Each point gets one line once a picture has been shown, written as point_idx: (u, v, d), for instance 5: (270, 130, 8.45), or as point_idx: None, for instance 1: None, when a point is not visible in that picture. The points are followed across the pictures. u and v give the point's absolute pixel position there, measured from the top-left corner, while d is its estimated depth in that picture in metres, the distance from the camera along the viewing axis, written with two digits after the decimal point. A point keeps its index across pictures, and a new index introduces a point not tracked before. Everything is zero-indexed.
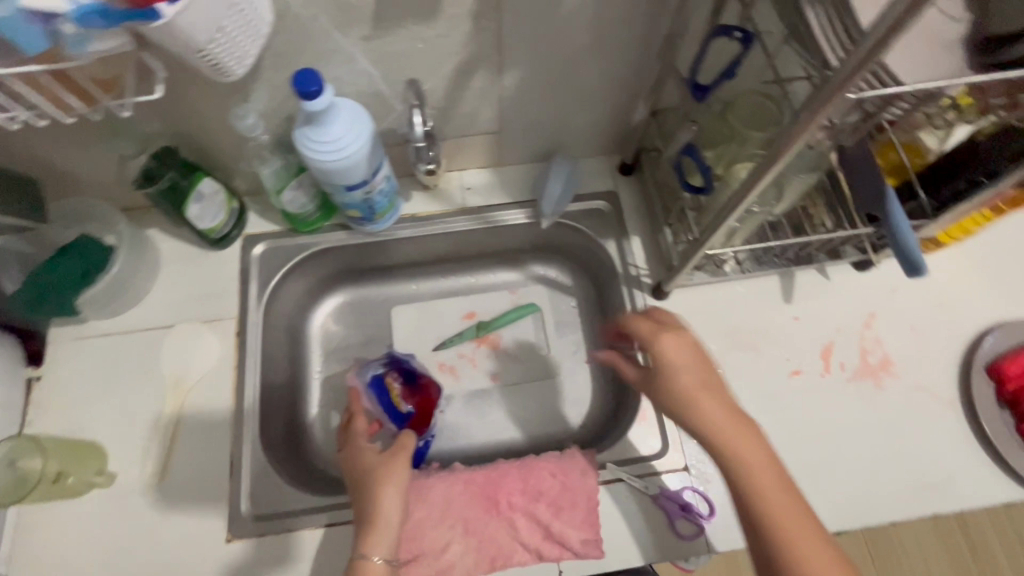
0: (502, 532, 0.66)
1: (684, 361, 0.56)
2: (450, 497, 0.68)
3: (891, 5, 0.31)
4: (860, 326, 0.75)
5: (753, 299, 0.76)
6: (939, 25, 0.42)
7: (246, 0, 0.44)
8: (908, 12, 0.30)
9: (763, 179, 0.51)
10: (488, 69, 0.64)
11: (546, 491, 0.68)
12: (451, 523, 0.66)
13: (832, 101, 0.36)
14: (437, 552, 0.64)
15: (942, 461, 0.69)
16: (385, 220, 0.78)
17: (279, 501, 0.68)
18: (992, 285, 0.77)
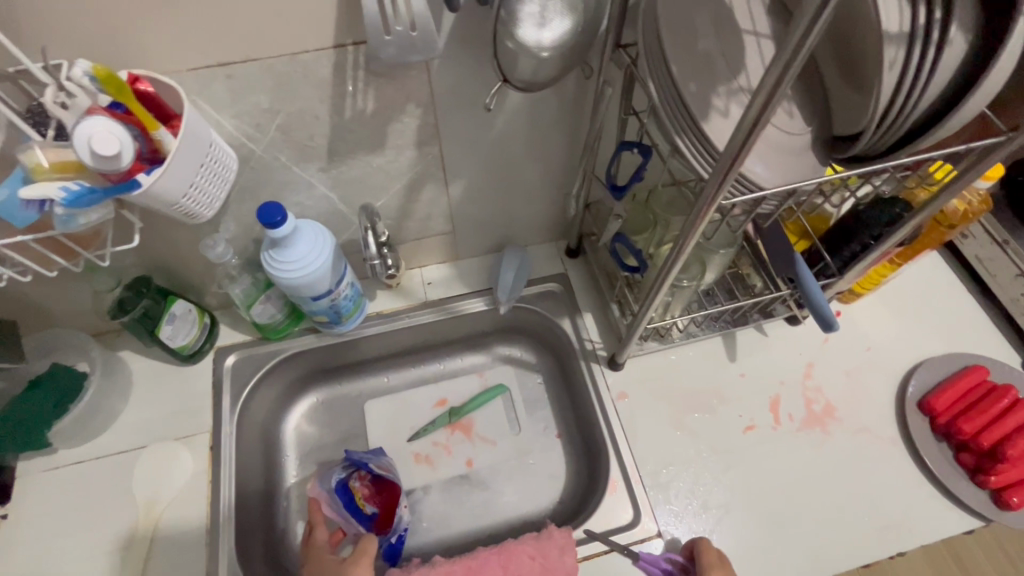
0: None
1: None
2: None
3: (733, 139, 0.39)
4: (801, 377, 0.81)
5: (701, 361, 0.82)
6: (794, 133, 0.51)
7: (212, 156, 0.50)
8: (746, 145, 0.38)
9: (680, 262, 0.58)
10: (435, 183, 0.72)
11: None
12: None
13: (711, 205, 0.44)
14: None
15: (896, 500, 0.73)
16: (352, 321, 0.83)
17: None
18: (911, 326, 0.85)
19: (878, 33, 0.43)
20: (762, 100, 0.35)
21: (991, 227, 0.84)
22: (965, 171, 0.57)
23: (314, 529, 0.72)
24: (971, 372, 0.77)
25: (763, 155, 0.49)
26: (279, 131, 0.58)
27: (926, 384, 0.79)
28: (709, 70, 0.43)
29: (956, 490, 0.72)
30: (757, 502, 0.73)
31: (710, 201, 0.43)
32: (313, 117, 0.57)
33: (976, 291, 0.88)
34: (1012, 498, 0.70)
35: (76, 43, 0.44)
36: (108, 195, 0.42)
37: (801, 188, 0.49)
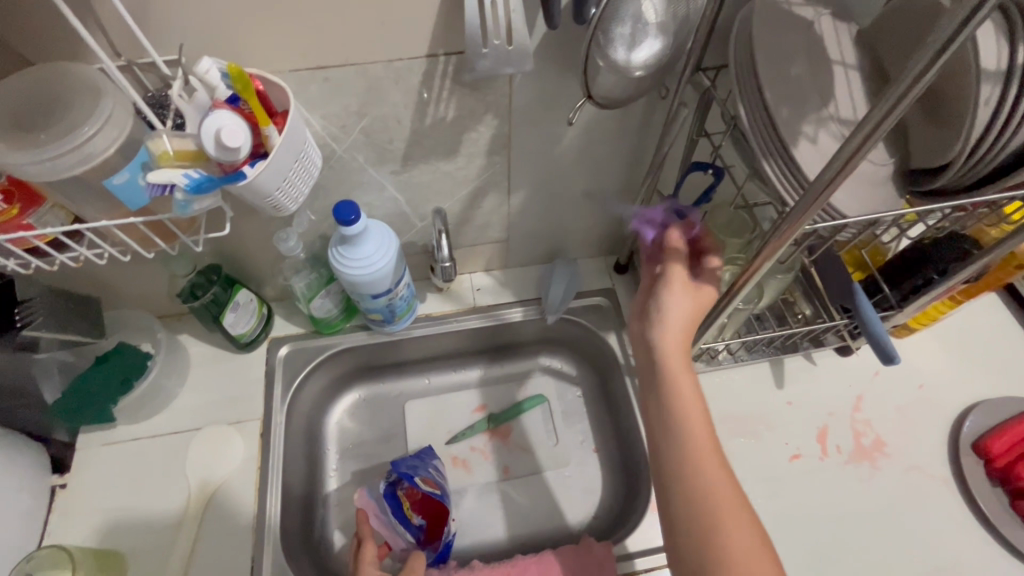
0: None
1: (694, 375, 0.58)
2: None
3: (827, 167, 0.39)
4: (850, 409, 0.80)
5: (747, 385, 0.82)
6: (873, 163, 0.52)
7: (304, 152, 0.52)
8: (843, 173, 0.38)
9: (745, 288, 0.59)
10: (498, 192, 0.74)
11: None
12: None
13: (794, 231, 0.44)
14: None
15: (946, 543, 0.71)
16: (403, 322, 0.85)
17: None
18: (967, 367, 0.83)
19: (973, 70, 0.43)
20: (868, 134, 0.36)
21: None
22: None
23: (363, 543, 0.72)
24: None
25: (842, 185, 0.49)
26: (362, 134, 0.60)
27: (981, 428, 0.77)
28: (798, 100, 0.44)
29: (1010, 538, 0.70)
30: (802, 531, 0.72)
31: (793, 227, 0.44)
32: (395, 122, 0.59)
33: None
34: None
35: (195, 43, 0.47)
36: (218, 185, 0.44)
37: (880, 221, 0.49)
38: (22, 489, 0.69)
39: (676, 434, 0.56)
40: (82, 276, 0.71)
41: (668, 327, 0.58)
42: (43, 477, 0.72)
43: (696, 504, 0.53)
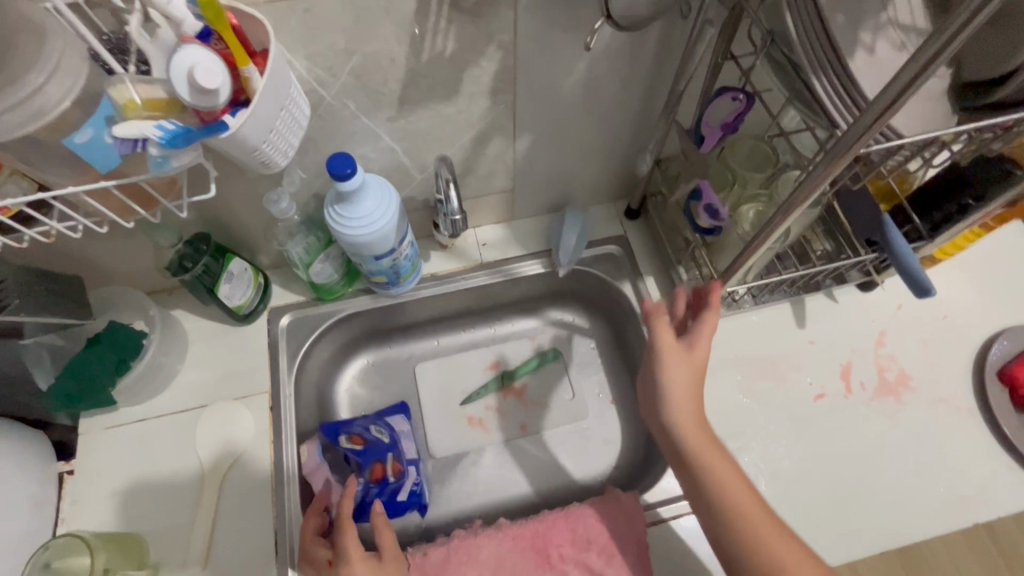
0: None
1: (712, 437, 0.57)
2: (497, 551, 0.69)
3: (895, 77, 0.34)
4: (872, 345, 0.78)
5: (768, 327, 0.80)
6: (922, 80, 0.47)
7: (290, 97, 0.46)
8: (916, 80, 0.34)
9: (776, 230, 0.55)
10: (502, 136, 0.68)
11: (595, 539, 0.68)
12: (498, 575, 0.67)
13: (848, 155, 0.39)
14: None
15: (970, 471, 0.71)
16: (408, 283, 0.80)
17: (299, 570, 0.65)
18: (991, 295, 0.81)
19: None
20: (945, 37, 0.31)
21: None
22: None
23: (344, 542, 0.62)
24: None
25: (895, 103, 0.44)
26: (352, 76, 0.54)
27: (1005, 356, 0.76)
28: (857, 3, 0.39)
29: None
30: (828, 468, 0.71)
31: (847, 153, 0.40)
32: (388, 60, 0.53)
33: None
34: None
35: None
36: (200, 138, 0.39)
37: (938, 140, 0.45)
38: (26, 478, 0.66)
39: (718, 505, 0.56)
40: (60, 253, 0.65)
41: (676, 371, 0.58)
42: (48, 465, 0.69)
43: (754, 556, 0.53)
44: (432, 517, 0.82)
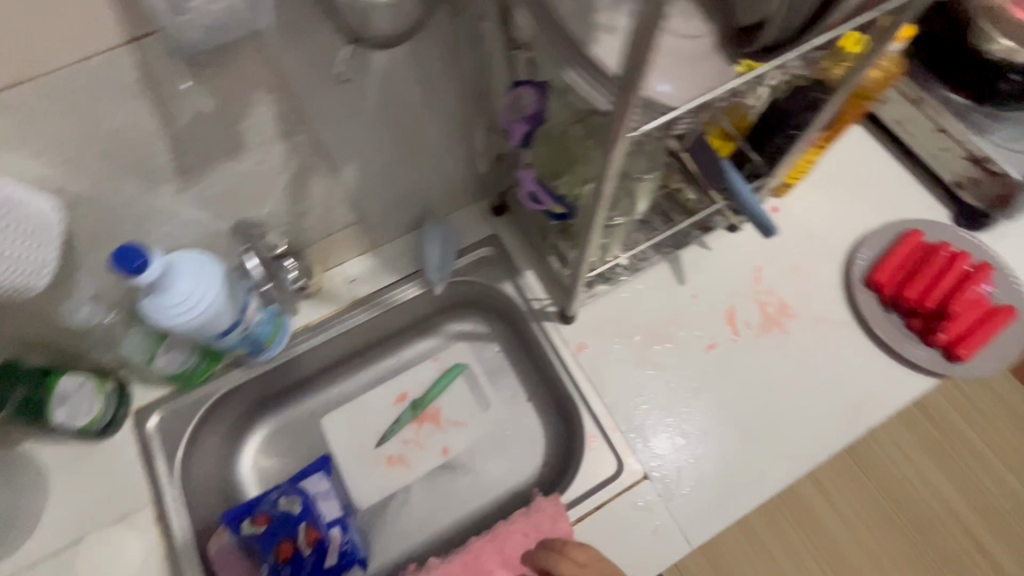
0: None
1: None
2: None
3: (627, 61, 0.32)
4: (750, 283, 0.80)
5: (652, 291, 0.80)
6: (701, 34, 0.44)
7: (15, 211, 0.41)
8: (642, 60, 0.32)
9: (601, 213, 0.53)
10: (321, 173, 0.63)
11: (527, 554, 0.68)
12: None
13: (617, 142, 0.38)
14: None
15: (856, 380, 0.75)
16: (277, 345, 0.75)
17: None
18: (846, 206, 0.84)
19: None
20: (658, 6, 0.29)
21: (903, 85, 0.82)
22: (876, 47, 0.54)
23: None
24: (908, 244, 0.78)
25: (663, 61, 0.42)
26: (104, 158, 0.47)
27: (868, 261, 0.79)
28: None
29: (910, 357, 0.74)
30: (731, 415, 0.73)
31: (619, 135, 0.38)
32: (138, 133, 0.47)
33: (898, 152, 0.88)
34: (961, 350, 0.72)
35: None
36: None
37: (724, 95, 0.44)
38: None
39: None
40: None
41: None
42: None
43: None
44: (374, 568, 0.79)
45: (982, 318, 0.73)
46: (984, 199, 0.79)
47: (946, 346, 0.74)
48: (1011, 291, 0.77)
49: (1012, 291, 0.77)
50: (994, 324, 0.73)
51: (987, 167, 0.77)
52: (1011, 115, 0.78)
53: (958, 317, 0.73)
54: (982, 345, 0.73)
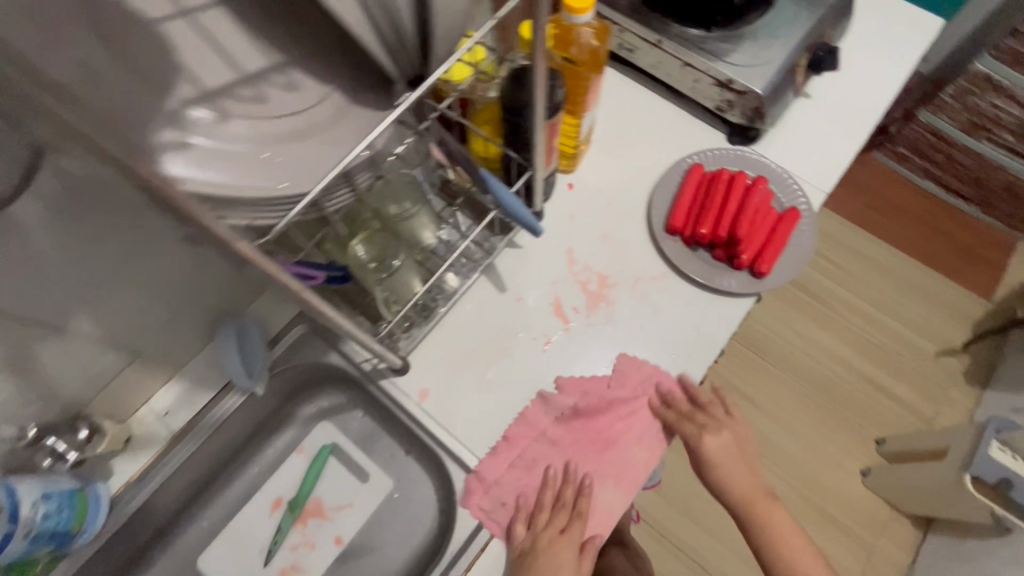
0: (642, 420, 0.74)
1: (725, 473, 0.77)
2: (556, 454, 0.73)
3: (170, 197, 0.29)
4: (567, 268, 0.80)
5: (477, 309, 0.78)
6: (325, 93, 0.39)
7: None
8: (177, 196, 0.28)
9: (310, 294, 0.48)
10: (43, 338, 0.56)
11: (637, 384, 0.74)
12: (606, 433, 0.73)
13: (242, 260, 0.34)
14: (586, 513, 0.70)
15: (690, 325, 0.77)
16: (93, 522, 0.65)
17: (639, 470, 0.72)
18: (632, 162, 0.86)
19: None
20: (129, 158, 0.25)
21: (641, 30, 0.83)
22: (533, 54, 0.51)
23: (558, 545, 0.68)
24: (693, 179, 0.81)
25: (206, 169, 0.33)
26: None
27: (664, 208, 0.81)
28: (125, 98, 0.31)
29: (726, 284, 0.77)
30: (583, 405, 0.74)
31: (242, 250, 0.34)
32: None
33: (666, 91, 0.90)
34: (762, 265, 0.76)
35: None
36: None
37: (374, 155, 0.40)
38: None
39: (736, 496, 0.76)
40: None
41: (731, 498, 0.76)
42: None
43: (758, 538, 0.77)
44: None
45: (771, 226, 0.78)
46: (745, 114, 0.83)
47: (751, 264, 0.77)
48: (788, 193, 0.82)
49: (790, 193, 0.82)
50: (782, 229, 0.78)
51: (734, 87, 0.80)
52: (738, 35, 0.82)
53: (752, 233, 0.77)
54: (779, 252, 0.77)
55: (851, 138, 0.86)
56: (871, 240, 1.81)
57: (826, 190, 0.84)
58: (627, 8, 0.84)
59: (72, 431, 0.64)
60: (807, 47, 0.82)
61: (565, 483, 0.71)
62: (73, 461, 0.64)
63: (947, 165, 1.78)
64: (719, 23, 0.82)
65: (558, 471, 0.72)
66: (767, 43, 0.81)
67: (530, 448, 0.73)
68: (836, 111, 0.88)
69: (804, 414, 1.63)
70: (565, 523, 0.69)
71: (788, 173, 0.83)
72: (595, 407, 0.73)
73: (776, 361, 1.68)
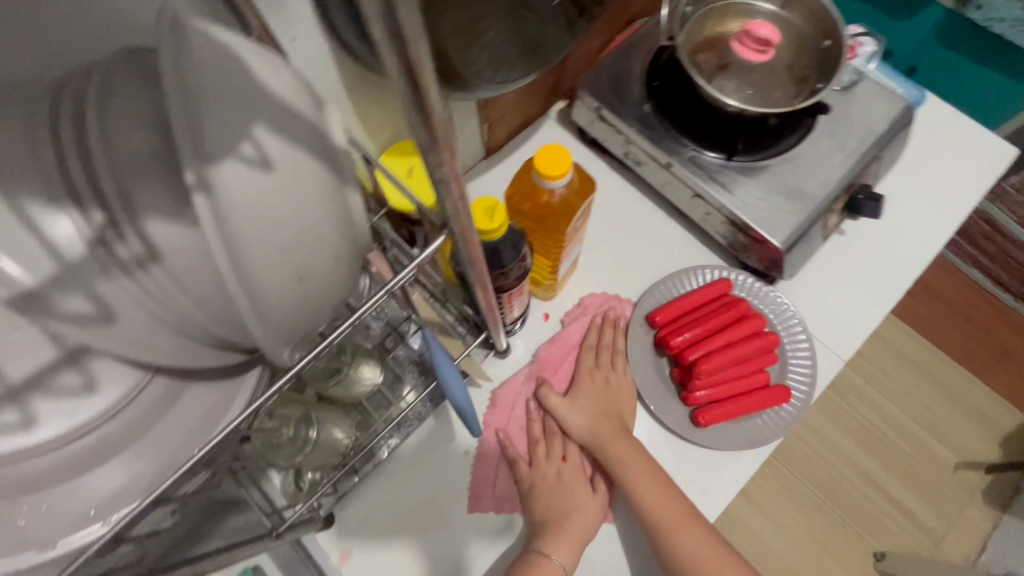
0: (573, 344, 0.73)
1: (627, 440, 0.67)
2: (521, 406, 0.71)
3: None
4: (528, 418, 0.70)
5: (418, 462, 0.68)
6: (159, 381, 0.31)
7: None
8: None
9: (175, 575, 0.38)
10: None
11: (592, 317, 0.74)
12: (554, 371, 0.72)
13: None
14: (547, 457, 0.68)
15: (654, 475, 0.64)
16: None
17: (576, 380, 0.71)
18: (619, 291, 0.75)
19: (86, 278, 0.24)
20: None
21: (649, 147, 0.71)
22: (466, 269, 0.39)
23: (530, 470, 0.67)
24: (713, 287, 0.70)
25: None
26: None
27: (646, 346, 0.72)
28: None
29: (695, 460, 0.68)
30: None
31: None
32: None
33: (672, 209, 0.78)
34: (703, 416, 0.66)
35: None
36: None
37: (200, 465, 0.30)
38: None
39: (639, 489, 0.63)
40: None
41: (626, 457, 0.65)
42: None
43: (680, 548, 0.62)
44: None
45: (749, 386, 0.67)
46: (762, 261, 0.70)
47: (697, 405, 0.67)
48: (789, 339, 0.70)
49: (790, 335, 0.71)
50: (756, 397, 0.66)
51: (750, 233, 0.68)
52: (762, 166, 0.69)
53: (716, 374, 0.67)
54: (732, 414, 0.66)
55: (867, 284, 0.74)
56: (908, 332, 1.57)
57: (845, 356, 0.71)
58: (635, 117, 0.72)
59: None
60: (846, 188, 0.69)
61: (535, 418, 0.70)
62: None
63: (996, 258, 1.60)
64: (742, 150, 0.69)
65: (534, 414, 0.70)
66: (795, 182, 0.68)
67: (508, 414, 0.70)
68: (867, 256, 0.75)
69: (819, 518, 1.43)
70: (557, 459, 0.68)
71: (791, 306, 0.71)
72: (552, 353, 0.73)
73: (790, 464, 1.46)
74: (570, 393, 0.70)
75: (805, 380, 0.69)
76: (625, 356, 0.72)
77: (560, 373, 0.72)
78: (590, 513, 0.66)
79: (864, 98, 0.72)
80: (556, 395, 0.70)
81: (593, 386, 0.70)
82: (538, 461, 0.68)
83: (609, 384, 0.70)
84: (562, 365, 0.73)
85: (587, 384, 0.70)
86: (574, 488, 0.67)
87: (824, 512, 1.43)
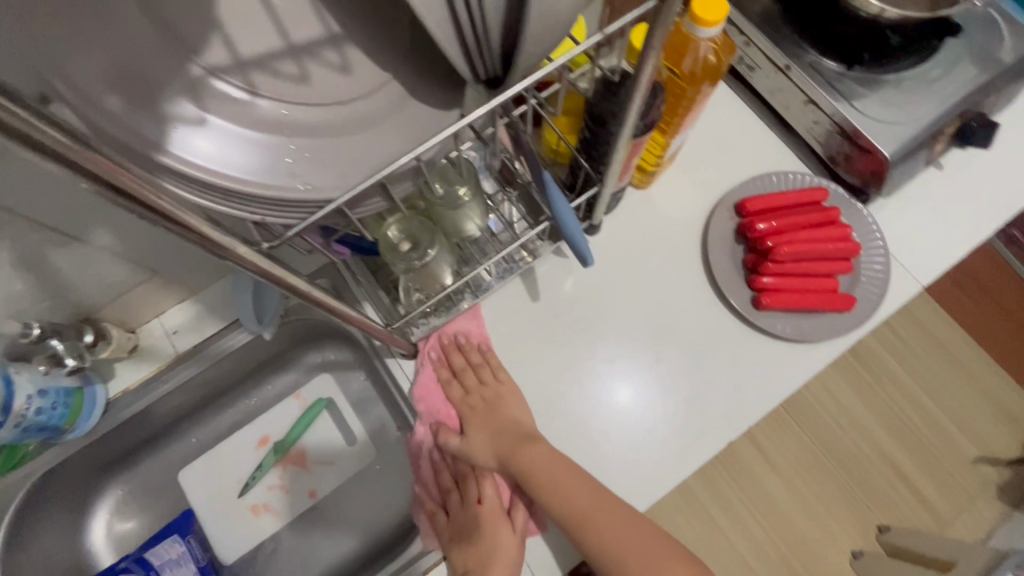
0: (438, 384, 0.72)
1: (534, 455, 0.66)
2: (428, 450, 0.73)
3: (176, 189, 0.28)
4: (605, 294, 0.75)
5: (499, 311, 0.75)
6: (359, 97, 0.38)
7: None
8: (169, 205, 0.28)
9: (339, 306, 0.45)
10: (61, 243, 0.54)
11: (455, 359, 0.72)
12: (447, 414, 0.73)
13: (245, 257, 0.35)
14: (464, 504, 0.70)
15: (569, 482, 0.64)
16: (82, 423, 0.66)
17: (465, 409, 0.71)
18: (710, 191, 0.78)
19: None
20: (58, 138, 0.23)
21: (769, 50, 0.72)
22: (638, 67, 0.42)
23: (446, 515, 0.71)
24: (806, 191, 0.73)
25: (221, 148, 0.35)
26: None
27: (733, 243, 0.74)
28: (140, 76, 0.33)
29: (763, 352, 0.72)
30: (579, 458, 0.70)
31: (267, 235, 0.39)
32: None
33: (772, 122, 0.80)
34: (766, 298, 0.69)
35: None
36: None
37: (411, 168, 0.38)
38: None
39: (556, 499, 0.63)
40: None
41: (539, 474, 0.65)
42: None
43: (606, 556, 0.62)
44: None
45: (820, 284, 0.69)
46: (860, 175, 0.72)
47: (761, 291, 0.71)
48: (867, 253, 0.72)
49: (869, 247, 0.72)
50: (822, 294, 0.69)
51: (858, 142, 0.69)
52: (881, 81, 0.70)
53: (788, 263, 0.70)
54: (795, 305, 0.69)
55: (945, 218, 0.75)
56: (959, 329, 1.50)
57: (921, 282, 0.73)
58: (762, 16, 0.72)
59: (78, 335, 0.63)
60: (960, 115, 0.69)
61: (447, 467, 0.72)
62: (72, 367, 0.63)
63: None
64: (865, 62, 0.69)
65: (440, 463, 0.73)
66: (913, 100, 0.69)
67: (423, 462, 0.73)
68: (959, 193, 0.76)
69: (829, 484, 1.33)
70: (472, 503, 0.69)
71: (874, 222, 0.73)
72: (432, 396, 0.72)
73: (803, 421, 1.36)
74: (464, 431, 0.71)
75: (876, 292, 0.71)
76: (493, 368, 0.71)
77: (445, 416, 0.72)
78: (512, 545, 0.65)
79: (992, 32, 0.72)
80: (455, 437, 0.70)
81: (475, 412, 0.70)
82: (455, 508, 0.70)
83: (489, 401, 0.70)
84: (446, 404, 0.73)
85: (472, 412, 0.70)
86: (493, 528, 0.67)
87: (842, 489, 1.33)
